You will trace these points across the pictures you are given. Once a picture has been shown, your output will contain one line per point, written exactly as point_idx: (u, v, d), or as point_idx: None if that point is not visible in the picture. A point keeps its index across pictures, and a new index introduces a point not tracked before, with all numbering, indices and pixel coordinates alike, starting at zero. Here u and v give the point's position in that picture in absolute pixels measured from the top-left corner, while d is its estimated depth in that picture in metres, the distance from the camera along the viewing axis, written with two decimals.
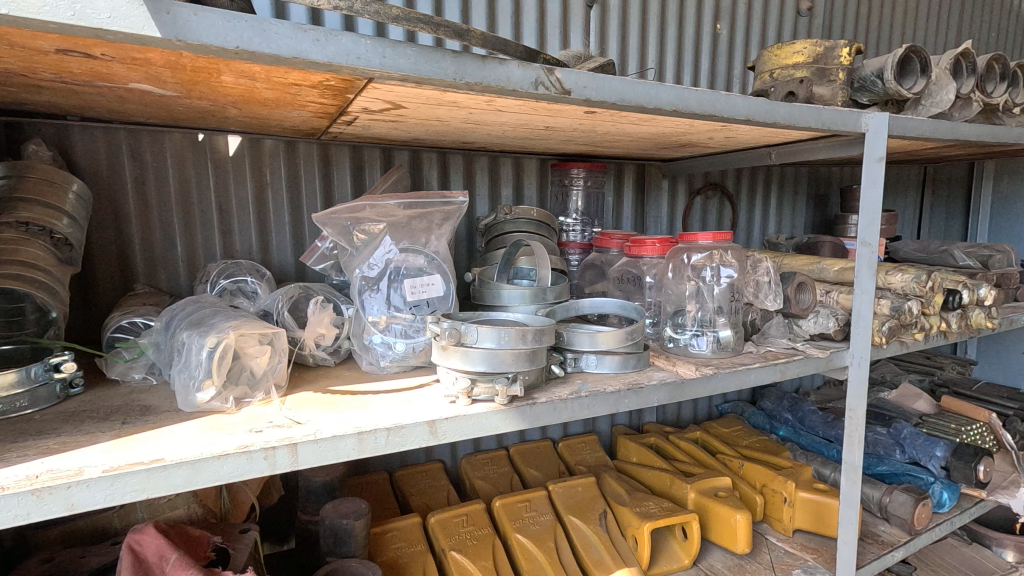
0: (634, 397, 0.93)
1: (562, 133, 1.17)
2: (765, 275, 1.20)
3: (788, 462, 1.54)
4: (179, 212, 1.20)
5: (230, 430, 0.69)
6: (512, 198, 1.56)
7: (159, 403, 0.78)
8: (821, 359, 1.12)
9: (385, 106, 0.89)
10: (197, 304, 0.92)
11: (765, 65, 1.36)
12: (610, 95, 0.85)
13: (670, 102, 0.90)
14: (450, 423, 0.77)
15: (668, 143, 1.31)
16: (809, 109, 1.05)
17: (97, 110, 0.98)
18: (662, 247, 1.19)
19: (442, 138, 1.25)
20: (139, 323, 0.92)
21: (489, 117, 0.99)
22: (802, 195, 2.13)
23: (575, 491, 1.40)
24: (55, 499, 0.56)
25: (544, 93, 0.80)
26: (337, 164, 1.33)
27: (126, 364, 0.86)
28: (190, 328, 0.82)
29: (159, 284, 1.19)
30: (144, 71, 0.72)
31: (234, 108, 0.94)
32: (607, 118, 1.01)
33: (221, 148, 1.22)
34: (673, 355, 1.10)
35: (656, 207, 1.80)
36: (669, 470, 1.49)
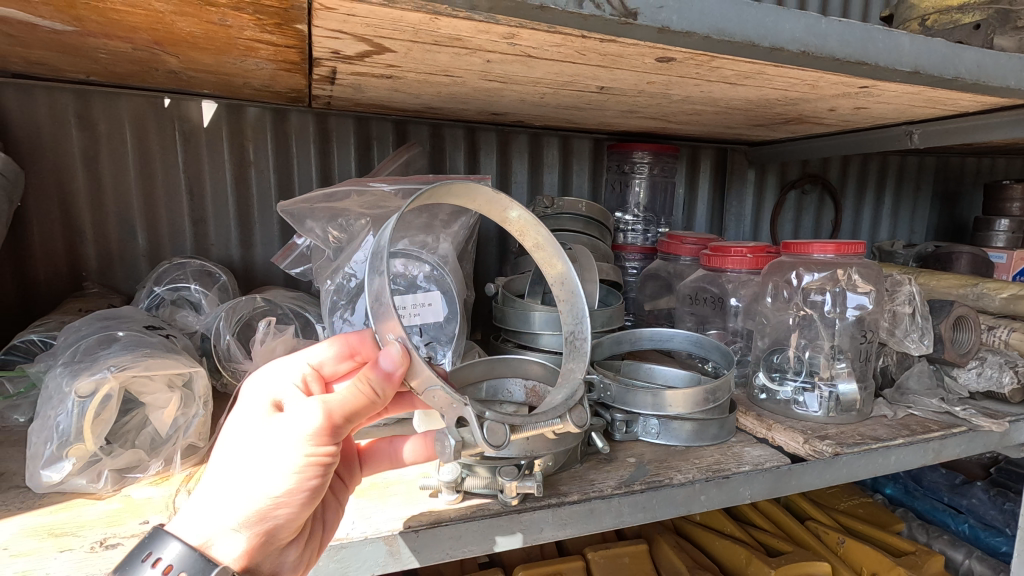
0: (715, 491, 0.61)
1: (623, 99, 0.85)
2: (908, 304, 0.83)
3: (908, 543, 1.17)
4: (140, 196, 0.98)
5: (70, 544, 0.44)
6: (557, 186, 1.26)
7: (22, 467, 0.55)
8: (995, 434, 0.76)
9: (364, 48, 0.62)
10: (107, 321, 0.67)
11: (912, 11, 1.00)
12: (702, 24, 0.52)
13: (798, 38, 0.57)
14: (420, 539, 0.49)
15: (769, 116, 0.97)
16: (1009, 59, 0.69)
17: (14, 61, 0.76)
18: (754, 260, 0.87)
19: (465, 107, 0.96)
20: (39, 342, 0.70)
21: (518, 69, 0.69)
22: (925, 193, 1.70)
23: (621, 564, 1.10)
24: None
25: (594, 17, 0.49)
26: (338, 139, 1.07)
27: (8, 402, 0.64)
28: (69, 361, 0.57)
29: (116, 283, 0.98)
30: None
31: (167, 54, 0.69)
32: (690, 72, 0.68)
33: (193, 117, 0.98)
34: (768, 413, 0.78)
35: (738, 204, 1.45)
36: (744, 542, 1.16)
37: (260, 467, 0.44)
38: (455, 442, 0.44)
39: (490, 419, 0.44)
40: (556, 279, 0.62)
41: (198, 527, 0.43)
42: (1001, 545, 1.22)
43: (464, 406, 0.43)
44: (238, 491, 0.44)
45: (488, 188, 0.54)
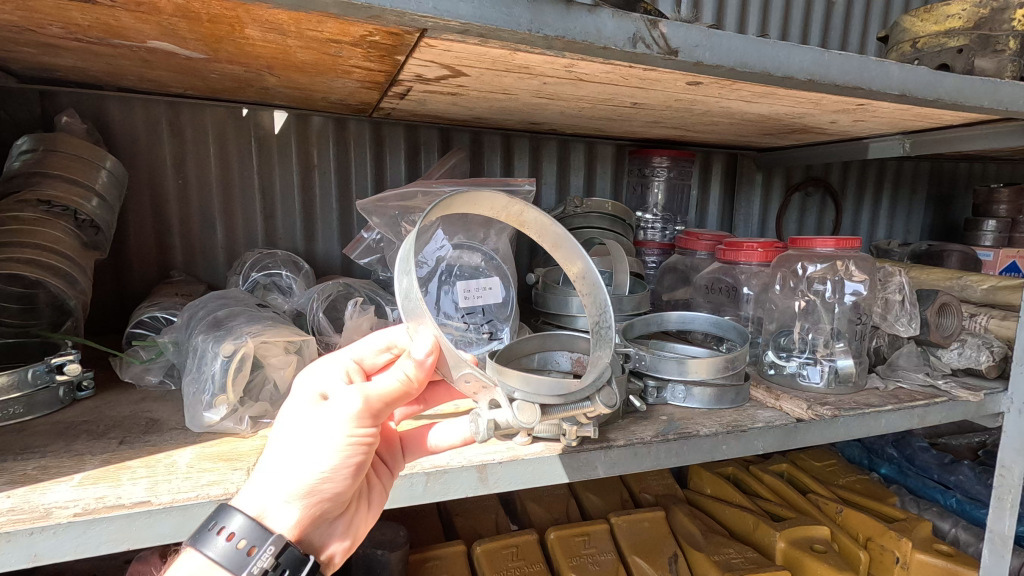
0: (734, 442, 0.74)
1: (650, 113, 0.98)
2: (899, 293, 0.97)
3: (901, 512, 1.30)
4: (219, 195, 1.10)
5: (238, 465, 0.57)
6: (583, 188, 1.39)
7: (169, 416, 0.67)
8: (972, 404, 0.89)
9: (443, 73, 0.74)
10: (223, 301, 0.80)
11: (904, 34, 1.12)
12: (728, 59, 0.65)
13: (805, 69, 0.69)
14: (503, 469, 0.62)
15: (777, 127, 1.09)
16: (984, 83, 0.81)
17: (129, 78, 0.88)
18: (764, 253, 0.99)
19: (509, 117, 1.09)
20: (161, 318, 0.82)
21: (568, 89, 0.81)
22: (920, 195, 1.83)
23: (642, 527, 1.23)
24: (14, 548, 0.46)
25: (643, 54, 0.61)
26: (390, 145, 1.20)
27: (142, 366, 0.77)
28: (207, 331, 0.71)
29: (197, 272, 1.11)
30: (156, 23, 0.60)
31: (270, 75, 0.81)
32: (713, 93, 0.81)
33: (266, 125, 1.11)
34: (776, 385, 0.90)
35: (747, 204, 1.57)
36: (752, 510, 1.29)
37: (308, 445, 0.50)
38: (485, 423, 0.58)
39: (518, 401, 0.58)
40: (577, 275, 0.70)
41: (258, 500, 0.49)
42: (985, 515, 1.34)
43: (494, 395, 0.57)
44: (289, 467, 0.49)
45: (507, 196, 0.60)
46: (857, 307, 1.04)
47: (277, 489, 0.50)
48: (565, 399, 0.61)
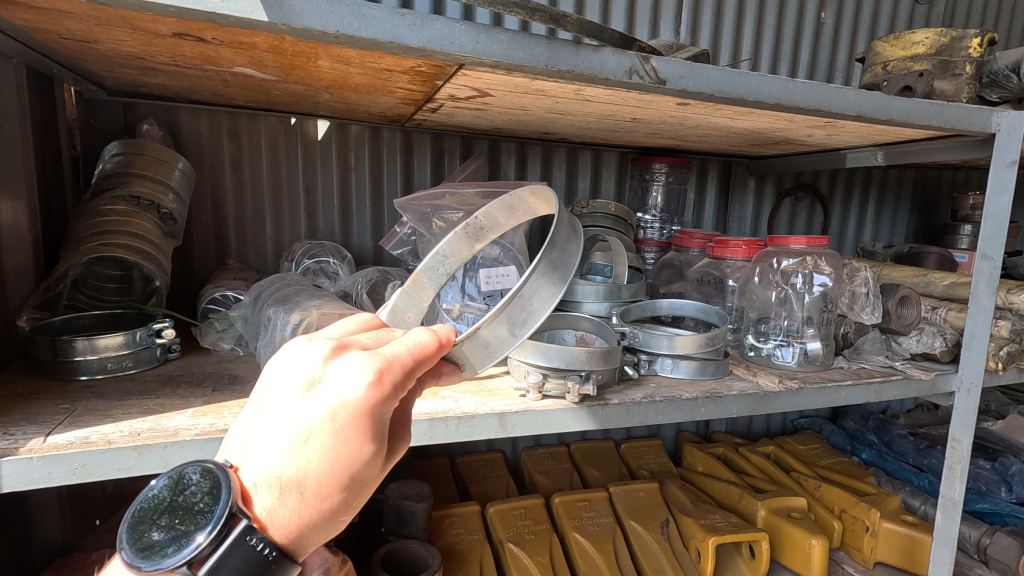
0: (711, 406, 0.88)
1: (648, 126, 1.12)
2: (863, 286, 1.12)
3: (874, 488, 1.43)
4: (269, 193, 1.25)
5: None
6: (589, 191, 1.53)
7: (245, 373, 0.82)
8: (924, 382, 1.02)
9: (472, 94, 0.89)
10: (283, 282, 0.95)
11: (878, 57, 1.25)
12: (707, 87, 0.79)
13: (773, 94, 0.83)
14: (520, 417, 0.76)
15: (763, 139, 1.23)
16: (932, 105, 0.94)
17: (203, 93, 1.04)
18: (748, 249, 1.13)
19: (524, 128, 1.23)
20: (230, 297, 0.97)
21: (576, 107, 0.95)
22: (905, 201, 1.95)
23: (637, 496, 1.37)
24: (153, 457, 0.60)
25: (637, 83, 0.75)
26: (418, 151, 1.35)
27: (217, 334, 0.90)
28: (276, 304, 0.86)
29: (248, 259, 1.26)
30: (248, 56, 0.75)
31: (325, 93, 0.96)
32: (700, 111, 0.95)
33: (311, 132, 1.26)
34: (754, 364, 1.04)
35: (740, 208, 1.71)
36: (738, 484, 1.42)
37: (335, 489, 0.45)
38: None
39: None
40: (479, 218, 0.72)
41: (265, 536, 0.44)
42: None
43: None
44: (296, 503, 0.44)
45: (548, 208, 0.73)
46: (825, 297, 1.18)
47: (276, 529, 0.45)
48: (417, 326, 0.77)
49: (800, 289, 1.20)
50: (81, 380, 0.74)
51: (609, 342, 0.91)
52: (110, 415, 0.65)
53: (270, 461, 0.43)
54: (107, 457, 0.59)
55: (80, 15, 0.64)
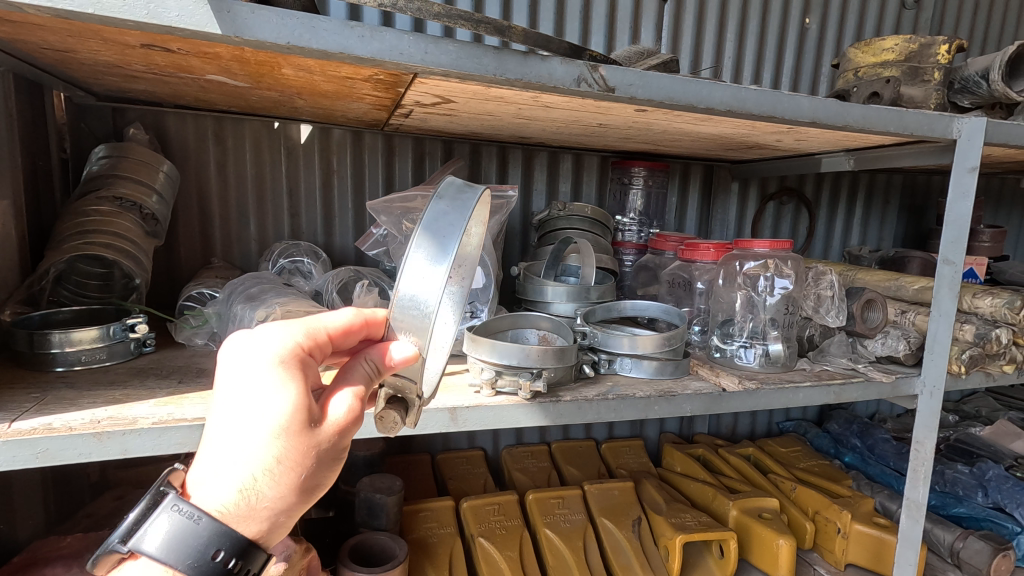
0: (664, 405, 0.90)
1: (618, 131, 1.15)
2: (829, 289, 1.15)
3: (849, 491, 1.43)
4: (254, 195, 1.30)
5: None
6: (570, 195, 1.55)
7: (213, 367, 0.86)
8: (885, 385, 1.03)
9: (436, 100, 0.92)
10: (257, 281, 0.99)
11: (851, 63, 1.26)
12: (657, 94, 0.81)
13: (724, 102, 0.85)
14: (471, 412, 0.79)
15: (735, 144, 1.25)
16: (889, 112, 0.96)
17: (185, 98, 1.08)
18: (716, 252, 1.15)
19: (499, 132, 1.26)
20: (207, 294, 1.01)
21: (541, 113, 0.97)
22: (893, 206, 1.96)
23: (611, 494, 1.39)
24: (112, 443, 0.64)
25: (586, 91, 0.78)
26: (399, 154, 1.38)
27: (191, 330, 0.95)
28: (245, 302, 0.90)
29: (233, 259, 1.30)
30: (216, 64, 0.78)
31: (299, 99, 1.00)
32: (660, 117, 0.97)
33: (294, 136, 1.30)
34: (717, 365, 1.06)
35: (724, 212, 1.72)
36: (713, 484, 1.44)
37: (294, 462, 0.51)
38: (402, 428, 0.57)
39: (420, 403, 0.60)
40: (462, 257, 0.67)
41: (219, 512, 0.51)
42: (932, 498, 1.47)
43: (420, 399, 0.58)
44: (237, 444, 0.50)
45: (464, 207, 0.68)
46: (788, 299, 1.20)
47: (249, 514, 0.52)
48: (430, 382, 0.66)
49: (763, 291, 1.22)
50: (56, 371, 0.79)
51: (565, 340, 0.94)
52: (76, 404, 0.69)
53: (231, 436, 0.50)
54: (68, 443, 0.62)
55: (52, 28, 0.68)
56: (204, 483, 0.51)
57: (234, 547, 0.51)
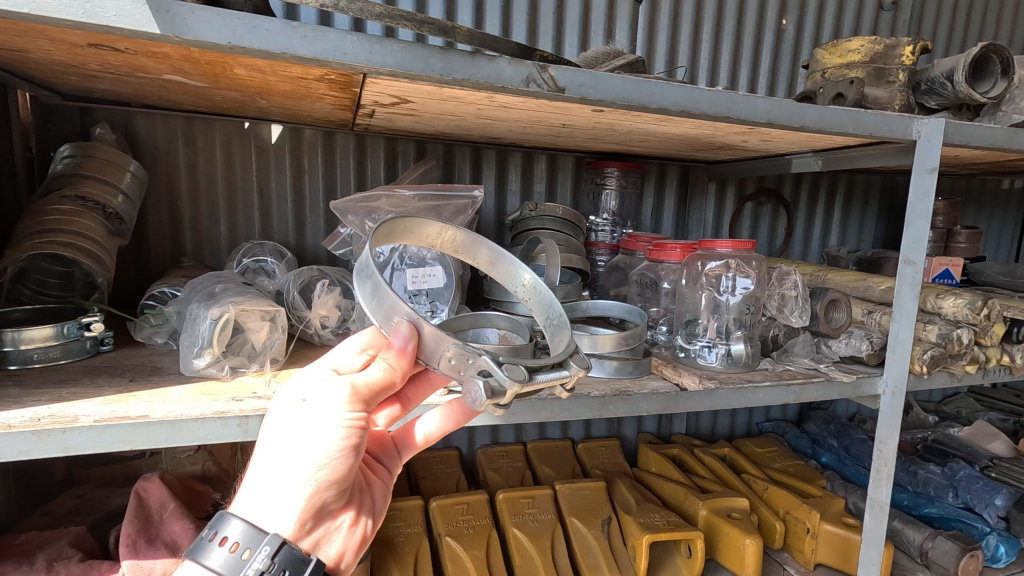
0: (620, 404, 0.91)
1: (584, 131, 1.15)
2: (793, 290, 1.16)
3: (820, 491, 1.44)
4: (224, 195, 1.30)
5: (217, 398, 0.75)
6: (545, 195, 1.56)
7: (168, 365, 0.86)
8: (846, 385, 1.04)
9: (393, 100, 0.92)
10: (218, 280, 0.99)
11: (819, 64, 1.27)
12: (609, 95, 0.81)
13: (678, 102, 0.85)
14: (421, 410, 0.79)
15: (703, 145, 1.25)
16: (847, 113, 0.96)
17: (151, 98, 1.08)
18: (682, 252, 1.15)
19: (468, 132, 1.26)
20: (167, 293, 1.02)
21: (501, 113, 0.98)
22: (873, 207, 1.96)
23: (583, 493, 1.39)
24: (53, 441, 0.64)
25: (536, 91, 0.78)
26: (371, 154, 1.39)
27: (151, 329, 0.95)
28: (201, 301, 0.89)
29: (204, 258, 1.31)
30: (168, 64, 0.79)
31: (262, 99, 1.00)
32: (620, 118, 0.98)
33: (264, 136, 1.30)
34: (680, 365, 1.06)
35: (700, 213, 1.72)
36: (685, 484, 1.44)
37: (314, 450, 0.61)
38: (484, 382, 0.55)
39: (506, 362, 0.57)
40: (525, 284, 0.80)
41: (255, 513, 0.61)
42: (904, 498, 1.47)
43: (482, 355, 0.56)
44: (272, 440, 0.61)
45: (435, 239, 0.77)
46: (749, 299, 1.22)
47: (288, 509, 0.61)
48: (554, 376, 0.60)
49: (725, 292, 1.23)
50: (9, 369, 0.79)
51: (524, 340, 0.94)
52: (20, 402, 0.69)
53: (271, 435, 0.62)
54: (7, 441, 0.63)
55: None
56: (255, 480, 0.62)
57: (253, 537, 0.59)
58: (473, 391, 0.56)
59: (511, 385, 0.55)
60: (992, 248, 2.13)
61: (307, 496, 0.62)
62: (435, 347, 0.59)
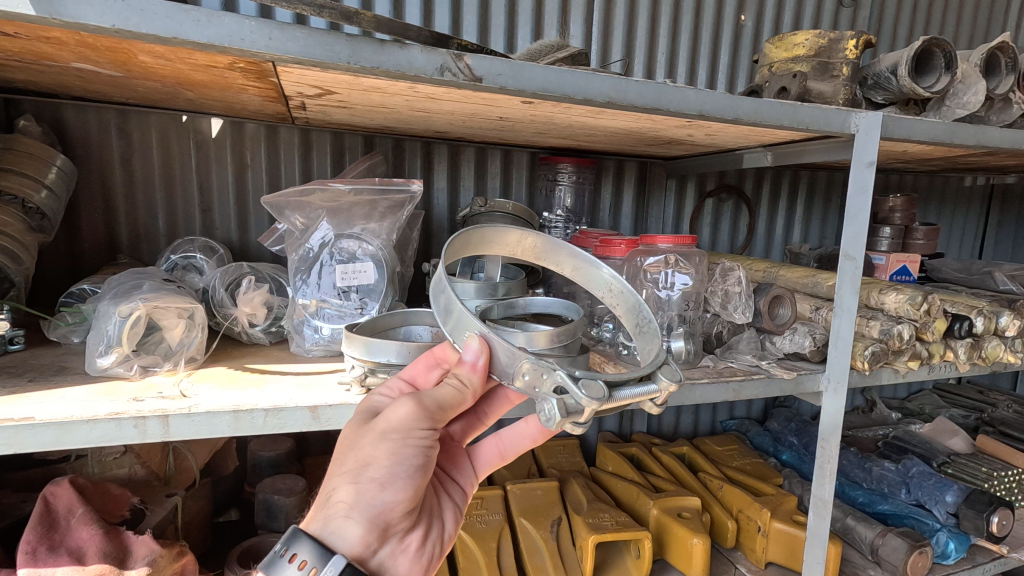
0: None
1: (526, 126, 1.13)
2: (736, 286, 1.15)
3: (774, 489, 1.43)
4: (162, 190, 1.27)
5: (116, 398, 0.72)
6: (499, 191, 1.54)
7: (77, 365, 0.83)
8: (787, 381, 1.02)
9: (317, 91, 0.90)
10: (139, 276, 0.95)
11: (767, 58, 1.26)
12: (529, 85, 0.79)
13: (604, 93, 0.83)
14: (334, 411, 0.77)
15: (650, 139, 1.23)
16: (783, 106, 0.95)
17: (75, 89, 1.04)
18: (626, 249, 1.13)
19: (412, 126, 1.24)
20: (87, 289, 0.99)
21: (432, 105, 0.95)
22: (835, 204, 1.96)
23: (535, 494, 1.37)
24: None
25: (452, 80, 0.76)
26: (317, 149, 1.36)
27: (67, 327, 0.92)
28: (113, 297, 0.86)
29: (141, 256, 1.27)
30: (69, 51, 0.76)
31: (186, 91, 0.97)
32: (553, 110, 0.96)
33: (204, 130, 1.27)
34: (621, 362, 1.05)
35: (660, 210, 1.71)
36: (639, 484, 1.43)
37: (378, 473, 0.64)
38: (559, 401, 0.57)
39: (583, 379, 0.59)
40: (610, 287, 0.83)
41: (326, 532, 0.63)
42: (858, 496, 1.46)
43: (558, 373, 0.59)
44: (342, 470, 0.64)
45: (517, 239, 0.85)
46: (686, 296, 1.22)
47: (356, 529, 0.64)
48: (640, 390, 0.63)
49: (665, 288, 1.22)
50: None
51: None
52: None
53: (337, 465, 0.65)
54: None
55: None
56: (322, 509, 0.65)
57: (321, 556, 0.61)
58: (548, 410, 0.58)
59: (589, 402, 0.57)
60: (955, 246, 2.15)
61: (372, 516, 0.65)
62: (513, 364, 0.62)
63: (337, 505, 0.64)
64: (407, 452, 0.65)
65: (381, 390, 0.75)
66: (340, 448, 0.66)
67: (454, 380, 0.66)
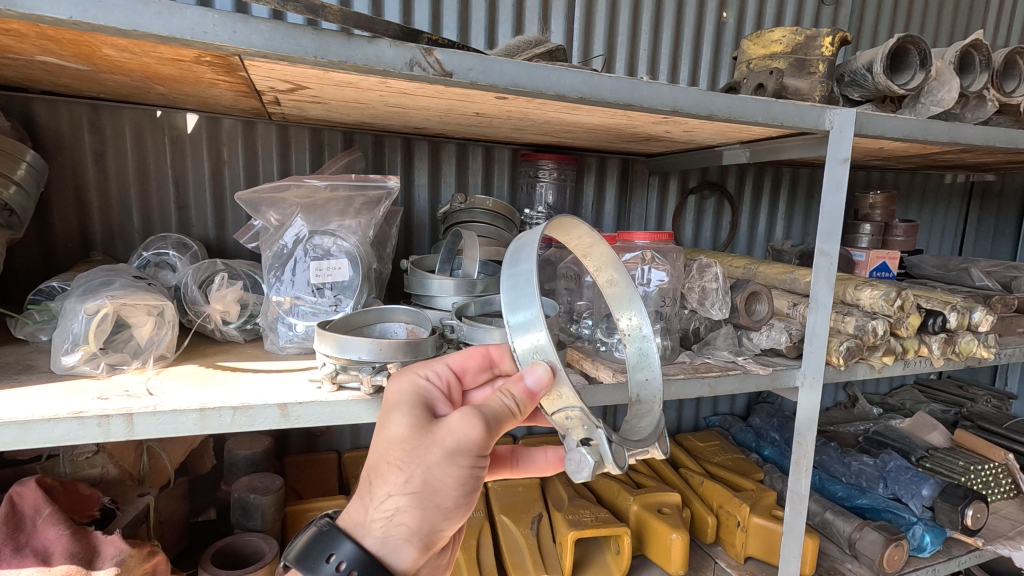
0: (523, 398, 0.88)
1: (504, 122, 1.13)
2: (713, 282, 1.15)
3: (755, 484, 1.44)
4: (137, 186, 1.25)
5: (79, 397, 0.71)
6: (481, 187, 1.53)
7: (43, 363, 0.82)
8: (763, 377, 1.03)
9: (288, 86, 0.89)
10: (109, 273, 0.94)
11: (745, 55, 1.26)
12: (500, 80, 0.79)
13: (576, 88, 0.83)
14: (303, 408, 0.76)
15: (629, 136, 1.23)
16: (756, 102, 0.95)
17: (43, 83, 1.03)
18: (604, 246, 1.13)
19: (391, 122, 1.23)
20: (55, 287, 0.97)
21: (406, 101, 0.95)
22: (817, 201, 1.98)
23: (515, 491, 1.37)
24: None
25: (421, 75, 0.75)
26: (296, 145, 1.35)
27: (35, 325, 0.90)
28: (80, 294, 0.84)
29: (116, 253, 1.26)
30: (31, 44, 0.74)
31: (157, 85, 0.96)
32: (528, 106, 0.95)
33: (179, 126, 1.25)
34: (598, 358, 1.05)
35: (642, 206, 1.71)
36: (620, 480, 1.43)
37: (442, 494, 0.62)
38: (594, 459, 0.58)
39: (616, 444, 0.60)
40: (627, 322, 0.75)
41: (384, 551, 0.61)
42: (838, 490, 1.48)
43: (601, 431, 0.59)
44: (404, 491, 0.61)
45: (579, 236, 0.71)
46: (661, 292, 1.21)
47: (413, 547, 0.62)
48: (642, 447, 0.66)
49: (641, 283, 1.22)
50: None
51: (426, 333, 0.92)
52: None
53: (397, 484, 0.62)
54: None
55: None
56: (374, 525, 0.62)
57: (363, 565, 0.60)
58: (580, 460, 0.58)
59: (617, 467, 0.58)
60: (935, 243, 2.17)
61: (430, 536, 0.63)
62: (564, 402, 0.61)
63: (394, 525, 0.62)
64: (470, 475, 0.63)
65: (430, 375, 0.75)
66: (396, 461, 0.62)
67: (506, 397, 0.62)
